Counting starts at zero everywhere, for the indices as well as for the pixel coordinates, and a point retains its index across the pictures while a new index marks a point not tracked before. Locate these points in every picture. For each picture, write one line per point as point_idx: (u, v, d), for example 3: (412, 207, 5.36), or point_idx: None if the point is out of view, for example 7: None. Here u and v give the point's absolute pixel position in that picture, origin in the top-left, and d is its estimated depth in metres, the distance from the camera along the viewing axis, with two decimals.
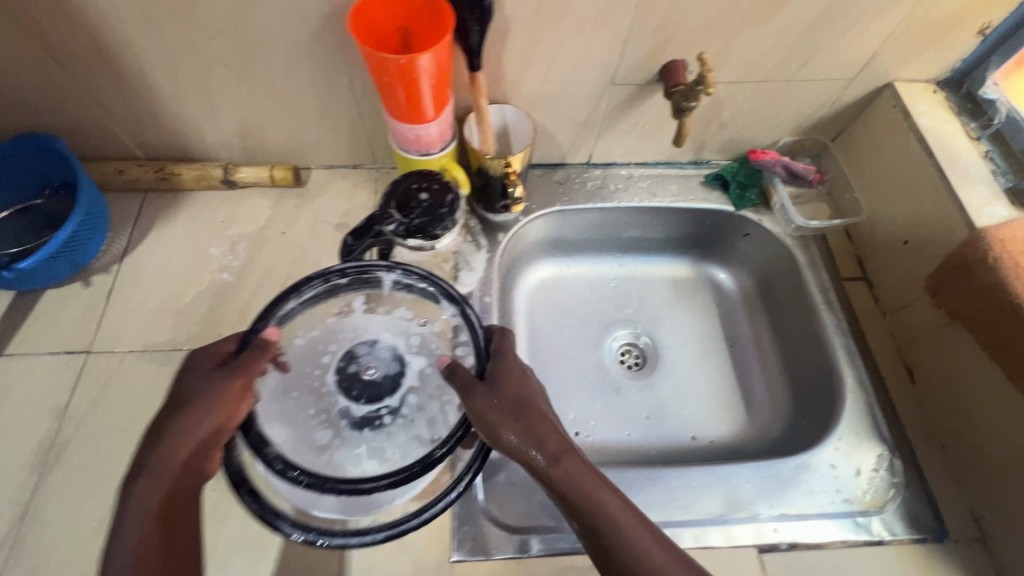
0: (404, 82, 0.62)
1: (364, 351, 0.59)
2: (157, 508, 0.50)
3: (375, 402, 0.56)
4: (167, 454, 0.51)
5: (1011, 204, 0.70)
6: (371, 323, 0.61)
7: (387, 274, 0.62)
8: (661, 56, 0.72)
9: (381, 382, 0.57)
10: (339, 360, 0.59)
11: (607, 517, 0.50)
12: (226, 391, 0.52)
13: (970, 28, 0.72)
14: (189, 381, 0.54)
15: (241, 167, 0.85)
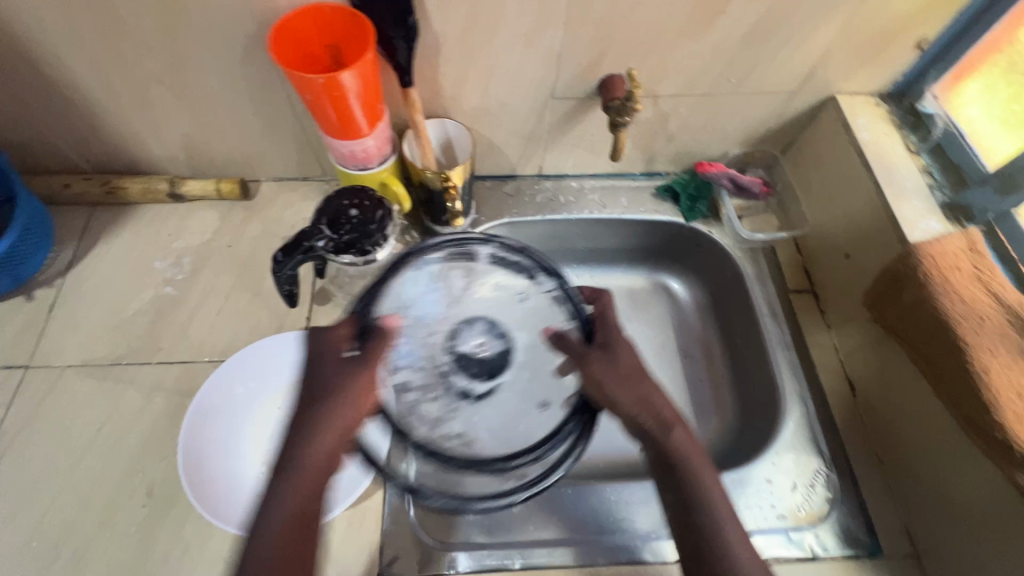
0: (330, 100, 0.62)
1: (479, 328, 0.70)
2: (296, 513, 0.50)
3: (495, 374, 0.69)
4: (308, 450, 0.51)
5: (946, 218, 0.70)
6: (457, 303, 0.70)
7: (481, 248, 0.70)
8: (598, 71, 0.73)
9: (491, 359, 0.69)
10: (448, 341, 0.69)
11: (709, 501, 0.53)
12: (364, 381, 0.53)
13: (907, 42, 0.72)
14: (317, 374, 0.53)
15: (187, 181, 0.85)
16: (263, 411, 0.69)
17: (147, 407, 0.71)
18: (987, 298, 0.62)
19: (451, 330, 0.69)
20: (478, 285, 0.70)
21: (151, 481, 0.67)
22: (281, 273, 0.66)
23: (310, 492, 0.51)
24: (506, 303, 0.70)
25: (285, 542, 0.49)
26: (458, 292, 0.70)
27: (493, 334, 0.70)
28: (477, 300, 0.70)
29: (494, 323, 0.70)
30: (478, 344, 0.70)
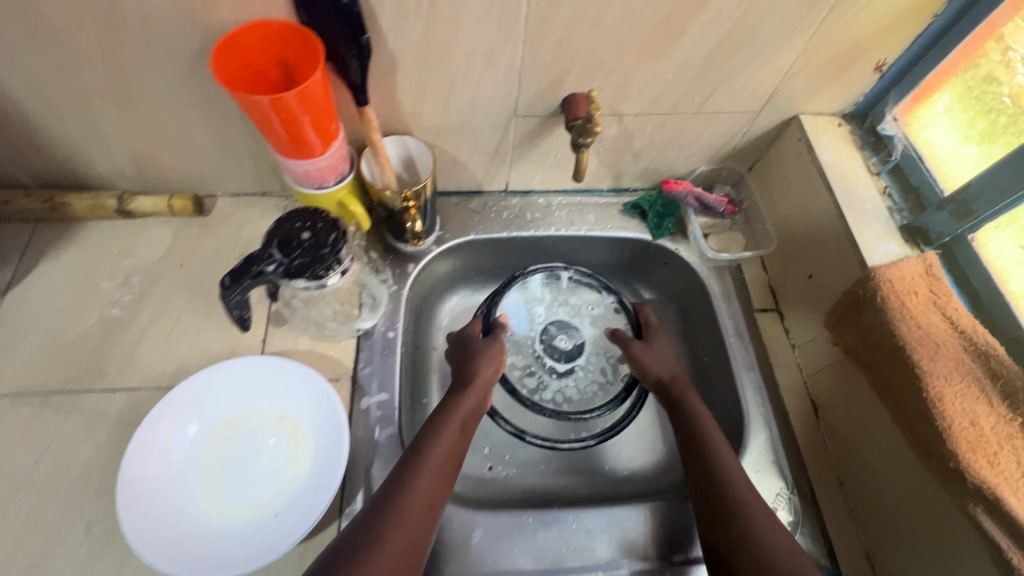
0: (279, 120, 0.59)
1: (557, 327, 0.88)
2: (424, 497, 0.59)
3: (576, 358, 0.86)
4: (461, 405, 0.70)
5: (905, 242, 0.70)
6: (549, 308, 0.89)
7: (564, 273, 0.87)
8: (561, 90, 0.71)
9: (573, 349, 0.87)
10: (540, 334, 0.87)
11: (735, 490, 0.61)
12: (495, 359, 0.76)
13: (867, 64, 0.72)
14: (478, 355, 0.76)
15: (137, 197, 0.81)
16: (212, 441, 0.66)
17: (89, 437, 0.68)
18: (942, 324, 0.63)
19: (543, 328, 0.88)
20: (563, 296, 0.89)
21: (91, 516, 0.64)
22: (229, 298, 0.63)
23: (433, 497, 0.60)
24: (557, 308, 0.89)
25: (410, 520, 0.57)
26: (550, 300, 0.89)
27: (571, 331, 0.88)
28: (564, 306, 0.89)
29: (568, 326, 0.89)
30: (563, 336, 0.87)
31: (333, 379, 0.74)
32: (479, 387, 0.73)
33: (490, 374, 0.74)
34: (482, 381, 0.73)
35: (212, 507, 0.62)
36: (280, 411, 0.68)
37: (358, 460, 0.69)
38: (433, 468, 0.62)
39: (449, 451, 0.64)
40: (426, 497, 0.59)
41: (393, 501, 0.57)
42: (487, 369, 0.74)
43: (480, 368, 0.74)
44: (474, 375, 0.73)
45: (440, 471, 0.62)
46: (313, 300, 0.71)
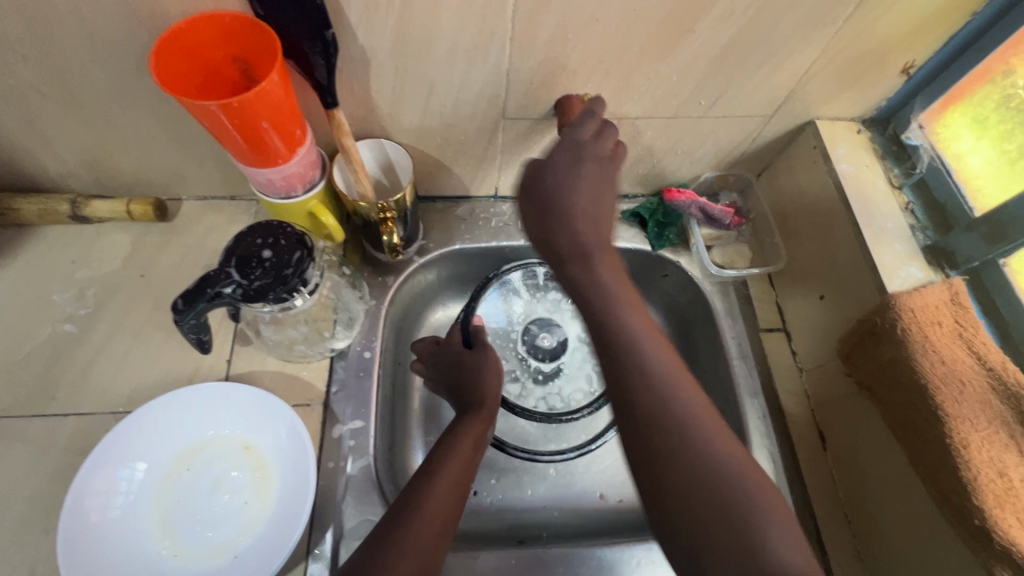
0: (235, 127, 0.52)
1: (539, 325, 0.84)
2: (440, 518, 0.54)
3: (558, 358, 0.82)
4: (474, 423, 0.65)
5: (927, 264, 0.65)
6: (527, 306, 0.84)
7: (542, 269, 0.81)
8: (554, 91, 0.65)
9: (556, 347, 0.82)
10: (522, 336, 0.83)
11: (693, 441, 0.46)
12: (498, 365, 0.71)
13: (894, 66, 0.65)
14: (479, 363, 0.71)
15: (91, 200, 0.74)
16: (170, 474, 0.61)
17: (36, 468, 0.63)
18: (968, 358, 0.57)
19: (523, 329, 0.84)
20: (542, 292, 0.84)
21: (35, 558, 0.59)
22: (183, 323, 0.56)
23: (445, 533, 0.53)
24: (537, 305, 0.84)
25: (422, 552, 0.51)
26: (528, 297, 0.84)
27: (553, 329, 0.84)
28: (544, 303, 0.84)
29: (550, 323, 0.84)
30: (544, 336, 0.83)
31: (303, 404, 0.68)
32: (489, 407, 0.67)
33: (496, 392, 0.69)
34: (489, 400, 0.68)
35: (168, 547, 0.58)
36: (244, 440, 0.63)
37: (329, 494, 0.64)
38: (442, 499, 0.55)
39: (458, 480, 0.58)
40: (437, 537, 0.52)
41: (399, 531, 0.51)
42: (490, 384, 0.69)
43: (485, 384, 0.69)
44: (483, 395, 0.68)
45: (450, 504, 0.56)
46: (280, 320, 0.63)
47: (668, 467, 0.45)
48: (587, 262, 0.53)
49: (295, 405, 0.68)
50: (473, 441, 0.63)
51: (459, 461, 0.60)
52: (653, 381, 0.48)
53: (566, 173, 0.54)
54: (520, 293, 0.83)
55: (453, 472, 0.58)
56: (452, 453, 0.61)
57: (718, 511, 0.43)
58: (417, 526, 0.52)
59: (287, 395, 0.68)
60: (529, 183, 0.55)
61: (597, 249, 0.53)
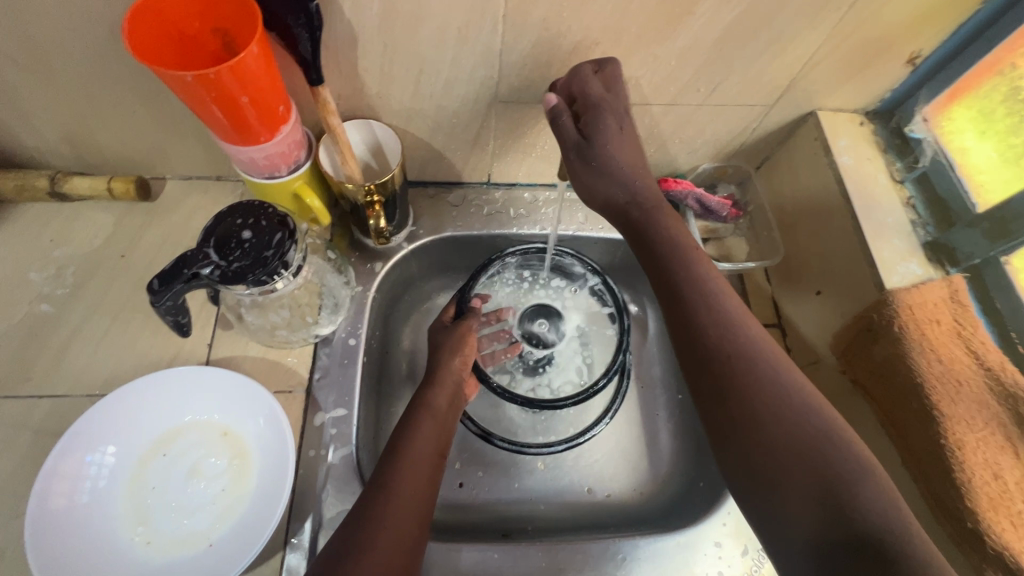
0: (213, 100, 0.50)
1: (537, 311, 0.79)
2: (413, 510, 0.53)
3: (553, 346, 0.78)
4: (435, 397, 0.63)
5: (927, 260, 0.63)
6: (527, 290, 0.80)
7: (547, 254, 0.77)
8: (548, 73, 0.62)
9: (551, 334, 0.78)
10: (519, 321, 0.78)
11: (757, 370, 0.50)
12: (465, 337, 0.68)
13: (900, 56, 0.63)
14: (444, 340, 0.68)
15: (71, 177, 0.72)
16: (145, 459, 0.59)
17: (7, 450, 0.61)
18: (965, 357, 0.55)
19: (521, 313, 0.79)
20: (544, 278, 0.80)
21: (5, 542, 0.57)
22: (159, 304, 0.54)
23: (420, 519, 0.53)
24: (536, 290, 0.80)
25: (392, 541, 0.50)
26: (528, 282, 0.80)
27: (552, 317, 0.79)
28: (544, 289, 0.80)
29: (550, 310, 0.80)
30: (540, 322, 0.79)
31: (285, 391, 0.66)
32: (451, 383, 0.65)
33: (460, 369, 0.66)
34: (452, 378, 0.65)
35: (141, 534, 0.56)
36: (223, 426, 0.61)
37: (309, 482, 0.62)
38: (410, 485, 0.54)
39: (427, 462, 0.57)
40: (411, 524, 0.52)
41: (367, 521, 0.51)
42: (453, 360, 0.66)
43: (447, 360, 0.66)
44: (446, 372, 0.65)
45: (421, 489, 0.55)
46: (262, 304, 0.61)
47: (744, 413, 0.49)
48: (652, 211, 0.59)
49: (276, 392, 0.66)
50: (439, 421, 0.61)
51: (425, 442, 0.58)
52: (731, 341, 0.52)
53: (614, 135, 0.58)
54: (519, 276, 0.79)
55: (419, 454, 0.57)
56: (416, 430, 0.59)
57: (798, 451, 0.46)
58: (388, 513, 0.52)
59: (268, 381, 0.67)
60: (579, 150, 0.57)
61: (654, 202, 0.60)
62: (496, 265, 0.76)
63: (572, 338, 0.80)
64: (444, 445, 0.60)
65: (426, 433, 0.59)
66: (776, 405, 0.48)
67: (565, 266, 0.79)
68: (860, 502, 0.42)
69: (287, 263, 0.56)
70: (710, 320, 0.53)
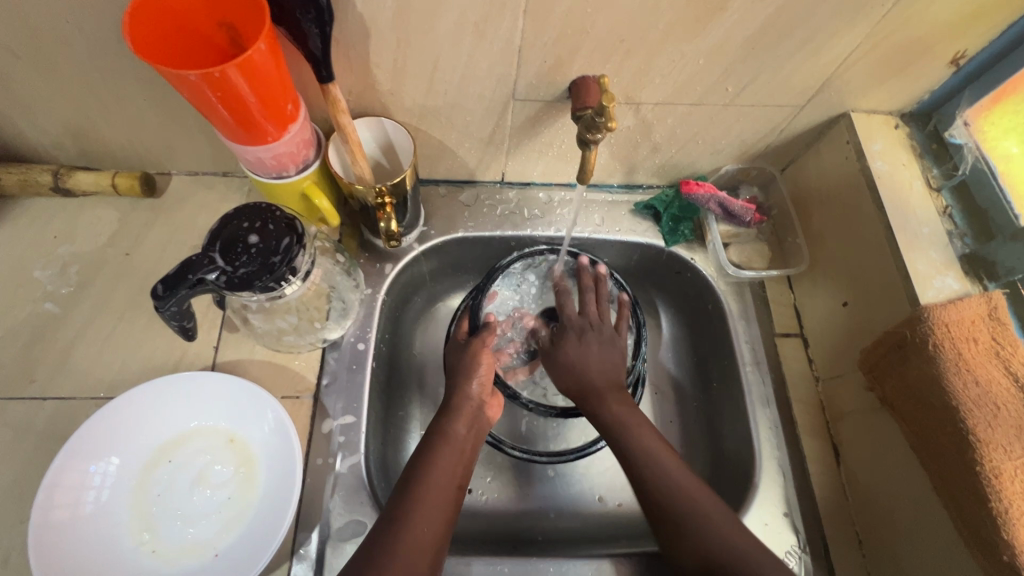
0: (219, 100, 0.48)
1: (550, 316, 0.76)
2: (428, 545, 0.51)
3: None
4: (455, 426, 0.61)
5: (964, 274, 0.60)
6: (538, 295, 0.77)
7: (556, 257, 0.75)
8: (569, 71, 0.59)
9: None
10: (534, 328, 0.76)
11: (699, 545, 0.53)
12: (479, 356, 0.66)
13: (943, 56, 0.59)
14: (457, 359, 0.67)
15: (75, 172, 0.70)
16: (150, 465, 0.58)
17: (12, 452, 0.60)
18: (1005, 380, 0.53)
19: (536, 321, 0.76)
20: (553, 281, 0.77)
21: (10, 546, 0.56)
22: (164, 310, 0.53)
23: (435, 553, 0.52)
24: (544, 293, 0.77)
25: None
26: (537, 287, 0.77)
27: None
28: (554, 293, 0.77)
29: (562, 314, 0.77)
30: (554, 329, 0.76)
31: (292, 396, 0.65)
32: (469, 408, 0.63)
33: (478, 393, 0.64)
34: (471, 403, 0.63)
35: (146, 542, 0.55)
36: (228, 433, 0.60)
37: (316, 491, 0.61)
38: (426, 520, 0.53)
39: (445, 498, 0.55)
40: (425, 563, 0.51)
41: (378, 558, 0.49)
42: (469, 385, 0.64)
43: (463, 385, 0.64)
44: (463, 398, 0.63)
45: (437, 525, 0.53)
46: (269, 309, 0.59)
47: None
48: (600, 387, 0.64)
49: (283, 397, 0.65)
50: (459, 449, 0.59)
51: (444, 474, 0.57)
52: (634, 442, 0.59)
53: (578, 348, 0.67)
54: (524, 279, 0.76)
55: (440, 489, 0.55)
56: (436, 460, 0.58)
57: None
58: (399, 550, 0.50)
59: (276, 386, 0.65)
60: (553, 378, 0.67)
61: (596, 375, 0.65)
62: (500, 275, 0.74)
63: None
64: (465, 476, 0.59)
65: (445, 468, 0.57)
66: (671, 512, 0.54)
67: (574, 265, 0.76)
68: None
69: (294, 269, 0.54)
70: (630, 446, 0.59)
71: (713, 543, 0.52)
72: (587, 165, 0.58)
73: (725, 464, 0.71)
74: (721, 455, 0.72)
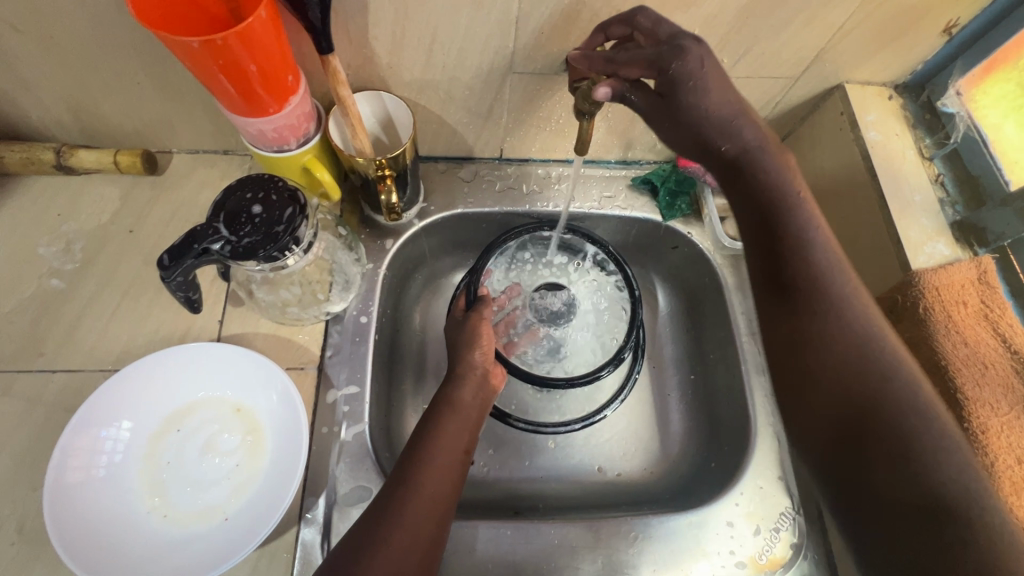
0: (221, 69, 0.48)
1: (547, 289, 0.79)
2: (436, 503, 0.53)
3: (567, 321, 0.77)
4: (459, 392, 0.62)
5: (955, 240, 0.61)
6: (532, 271, 0.79)
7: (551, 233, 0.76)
8: (565, 43, 0.60)
9: (561, 310, 0.77)
10: (529, 301, 0.78)
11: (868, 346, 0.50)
12: (480, 326, 0.67)
13: (935, 25, 0.60)
14: (457, 331, 0.68)
15: (77, 149, 0.71)
16: (158, 435, 0.59)
17: (21, 425, 0.61)
18: (992, 340, 0.54)
19: (531, 295, 0.78)
20: (547, 256, 0.79)
21: (23, 514, 0.58)
22: (170, 280, 0.53)
23: (445, 507, 0.54)
24: (540, 268, 0.80)
25: (408, 542, 0.51)
26: (529, 263, 0.79)
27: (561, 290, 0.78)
28: (548, 268, 0.80)
29: (559, 286, 0.79)
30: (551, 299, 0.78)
31: (296, 367, 0.66)
32: (475, 376, 0.63)
33: (482, 361, 0.65)
34: (476, 371, 0.64)
35: (157, 507, 0.57)
36: (235, 403, 0.61)
37: (322, 458, 0.63)
38: (436, 480, 0.55)
39: (454, 462, 0.57)
40: (433, 520, 0.53)
41: (385, 518, 0.51)
42: (473, 354, 0.65)
43: (467, 354, 0.65)
44: (467, 366, 0.64)
45: (445, 487, 0.55)
46: (273, 280, 0.60)
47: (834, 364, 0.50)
48: (749, 153, 0.52)
49: (288, 368, 0.66)
50: (464, 416, 0.60)
51: (451, 440, 0.58)
52: (802, 247, 0.52)
53: (703, 69, 0.48)
54: (519, 257, 0.79)
55: (449, 454, 0.57)
56: (442, 424, 0.59)
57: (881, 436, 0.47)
58: (407, 509, 0.52)
59: (280, 358, 0.66)
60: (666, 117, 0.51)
61: (753, 143, 0.52)
62: (499, 251, 0.75)
63: (588, 310, 0.77)
64: (470, 442, 0.60)
65: (451, 433, 0.59)
66: (837, 354, 0.50)
67: (569, 242, 0.78)
68: (934, 463, 0.45)
69: (299, 239, 0.55)
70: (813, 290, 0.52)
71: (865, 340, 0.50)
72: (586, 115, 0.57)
73: (721, 432, 0.73)
74: (717, 424, 0.74)
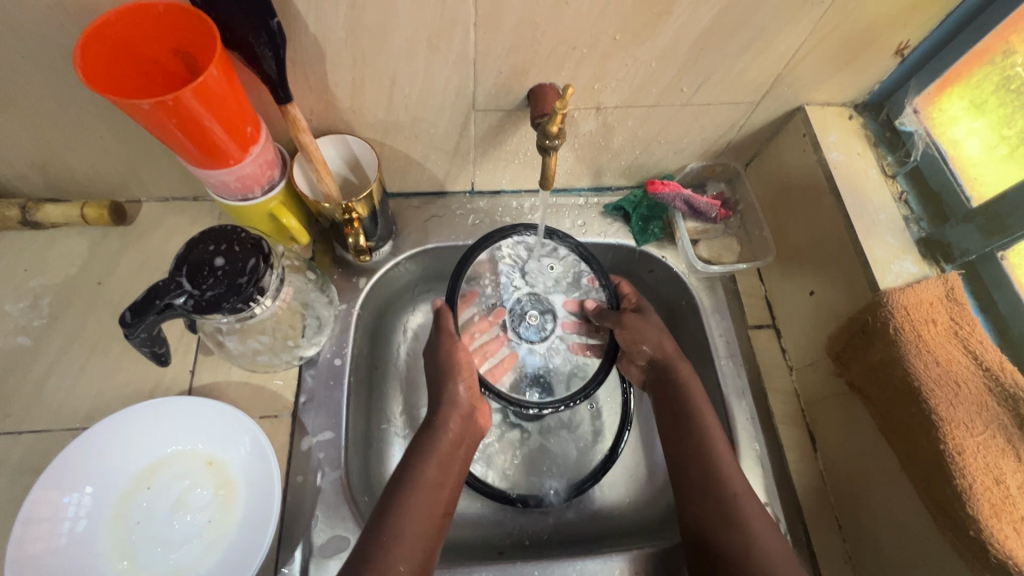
0: (178, 125, 0.48)
1: (526, 303, 0.73)
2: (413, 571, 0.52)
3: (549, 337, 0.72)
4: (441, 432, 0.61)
5: (921, 258, 0.62)
6: (508, 286, 0.73)
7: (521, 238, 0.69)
8: (526, 81, 0.60)
9: (543, 325, 0.72)
10: (509, 319, 0.72)
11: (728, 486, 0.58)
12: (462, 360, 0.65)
13: (886, 47, 0.61)
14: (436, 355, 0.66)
15: (44, 203, 0.70)
16: (127, 494, 0.58)
17: None
18: (964, 360, 0.54)
19: (511, 309, 0.73)
20: (519, 265, 0.72)
21: None
22: (133, 336, 0.53)
23: (428, 554, 0.53)
24: (516, 279, 0.73)
25: None
26: (504, 275, 0.72)
27: (542, 303, 0.73)
28: (524, 278, 0.73)
29: (538, 299, 0.74)
30: (533, 312, 0.73)
31: (270, 416, 0.65)
32: (457, 414, 0.62)
33: (465, 397, 0.63)
34: (459, 408, 0.63)
35: (126, 570, 0.55)
36: (207, 456, 0.60)
37: (298, 508, 0.61)
38: (418, 525, 0.54)
39: (431, 523, 0.55)
40: None
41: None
42: (456, 386, 0.63)
43: (449, 386, 0.63)
44: (449, 403, 0.62)
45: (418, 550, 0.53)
46: (242, 329, 0.59)
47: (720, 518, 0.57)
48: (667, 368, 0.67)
49: (262, 416, 0.65)
50: (445, 464, 0.59)
51: (429, 492, 0.56)
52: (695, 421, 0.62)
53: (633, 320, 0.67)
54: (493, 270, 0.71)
55: (427, 514, 0.55)
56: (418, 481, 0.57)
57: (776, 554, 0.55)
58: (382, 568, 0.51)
59: (253, 407, 0.65)
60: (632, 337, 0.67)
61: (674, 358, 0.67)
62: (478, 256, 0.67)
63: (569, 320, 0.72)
64: (451, 500, 0.58)
65: (426, 487, 0.57)
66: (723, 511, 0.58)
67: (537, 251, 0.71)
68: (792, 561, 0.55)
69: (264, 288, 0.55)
70: (699, 461, 0.60)
71: (735, 492, 0.58)
72: (553, 133, 0.55)
73: None
74: None
